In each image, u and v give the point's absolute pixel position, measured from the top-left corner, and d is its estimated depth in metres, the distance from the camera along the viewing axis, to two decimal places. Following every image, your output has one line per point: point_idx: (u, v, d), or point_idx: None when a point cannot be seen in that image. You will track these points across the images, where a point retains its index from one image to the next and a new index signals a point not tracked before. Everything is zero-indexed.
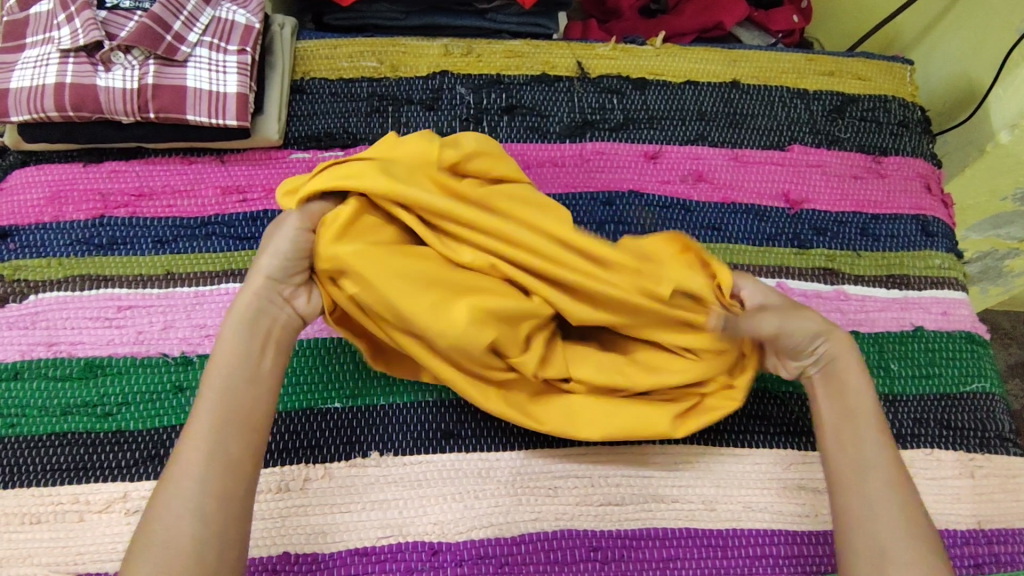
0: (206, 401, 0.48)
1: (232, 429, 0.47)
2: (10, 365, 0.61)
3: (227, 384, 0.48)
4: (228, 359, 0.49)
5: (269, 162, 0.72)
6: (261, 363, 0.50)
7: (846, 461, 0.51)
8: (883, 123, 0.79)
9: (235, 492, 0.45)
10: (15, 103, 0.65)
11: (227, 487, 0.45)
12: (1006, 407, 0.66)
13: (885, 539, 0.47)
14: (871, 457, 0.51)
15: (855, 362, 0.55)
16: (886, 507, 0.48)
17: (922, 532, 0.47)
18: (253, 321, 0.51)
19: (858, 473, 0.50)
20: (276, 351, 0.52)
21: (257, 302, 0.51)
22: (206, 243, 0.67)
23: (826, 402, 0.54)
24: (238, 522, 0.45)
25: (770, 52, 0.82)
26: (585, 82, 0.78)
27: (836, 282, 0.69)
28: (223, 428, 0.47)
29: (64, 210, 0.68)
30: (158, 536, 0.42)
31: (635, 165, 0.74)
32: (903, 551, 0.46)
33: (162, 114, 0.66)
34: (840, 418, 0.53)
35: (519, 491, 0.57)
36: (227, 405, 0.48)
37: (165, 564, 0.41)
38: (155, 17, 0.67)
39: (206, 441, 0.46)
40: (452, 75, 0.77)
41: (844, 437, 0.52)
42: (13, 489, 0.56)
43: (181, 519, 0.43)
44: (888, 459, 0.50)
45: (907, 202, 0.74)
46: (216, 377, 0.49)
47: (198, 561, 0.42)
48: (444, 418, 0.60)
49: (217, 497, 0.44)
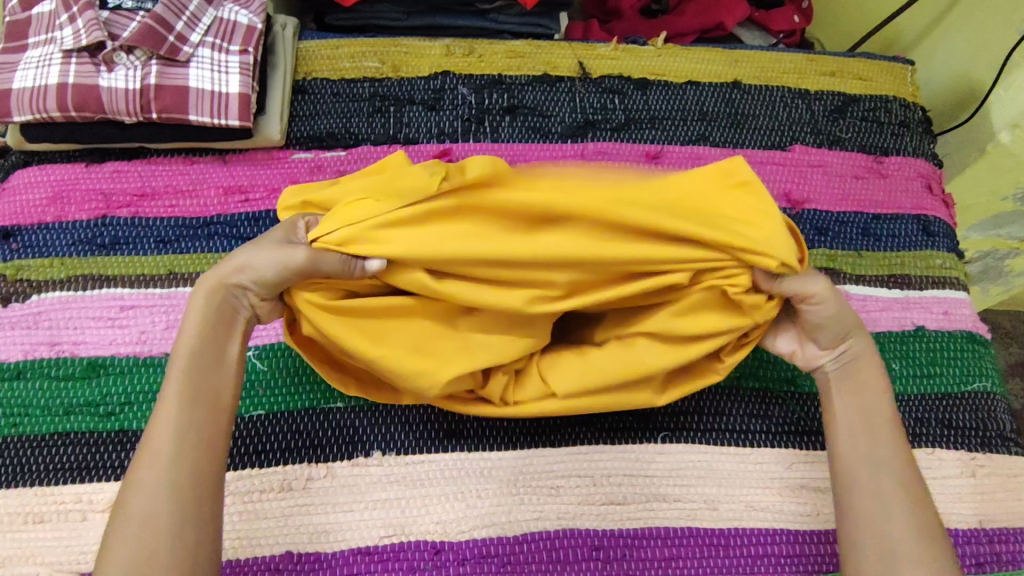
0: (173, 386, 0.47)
1: (202, 412, 0.46)
2: (13, 365, 0.61)
3: (194, 366, 0.47)
4: (194, 343, 0.48)
5: (271, 162, 0.72)
6: (228, 347, 0.49)
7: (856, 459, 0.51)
8: (885, 123, 0.79)
9: (208, 478, 0.45)
10: (18, 104, 0.65)
11: (201, 472, 0.45)
12: (1007, 407, 0.66)
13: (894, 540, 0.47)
14: (883, 455, 0.50)
15: (872, 360, 0.54)
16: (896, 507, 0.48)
17: (929, 530, 0.48)
18: (218, 312, 0.49)
19: (869, 472, 0.50)
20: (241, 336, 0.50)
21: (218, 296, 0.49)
22: (209, 243, 0.67)
23: (840, 398, 0.54)
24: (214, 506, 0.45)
25: (771, 53, 0.82)
26: (587, 82, 0.78)
27: (838, 282, 0.70)
28: (193, 408, 0.46)
29: (67, 210, 0.68)
30: (135, 519, 0.42)
31: (636, 165, 0.74)
32: (911, 551, 0.46)
33: (165, 114, 0.66)
34: (853, 415, 0.53)
35: (521, 490, 0.57)
36: (193, 385, 0.47)
37: (147, 546, 0.41)
38: (157, 18, 0.67)
39: (174, 424, 0.45)
40: (454, 75, 0.77)
41: (857, 435, 0.52)
42: (16, 489, 0.56)
43: (157, 500, 0.43)
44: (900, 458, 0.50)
45: (908, 202, 0.74)
46: (181, 361, 0.47)
47: (178, 542, 0.42)
48: (446, 417, 0.60)
49: (193, 483, 0.44)
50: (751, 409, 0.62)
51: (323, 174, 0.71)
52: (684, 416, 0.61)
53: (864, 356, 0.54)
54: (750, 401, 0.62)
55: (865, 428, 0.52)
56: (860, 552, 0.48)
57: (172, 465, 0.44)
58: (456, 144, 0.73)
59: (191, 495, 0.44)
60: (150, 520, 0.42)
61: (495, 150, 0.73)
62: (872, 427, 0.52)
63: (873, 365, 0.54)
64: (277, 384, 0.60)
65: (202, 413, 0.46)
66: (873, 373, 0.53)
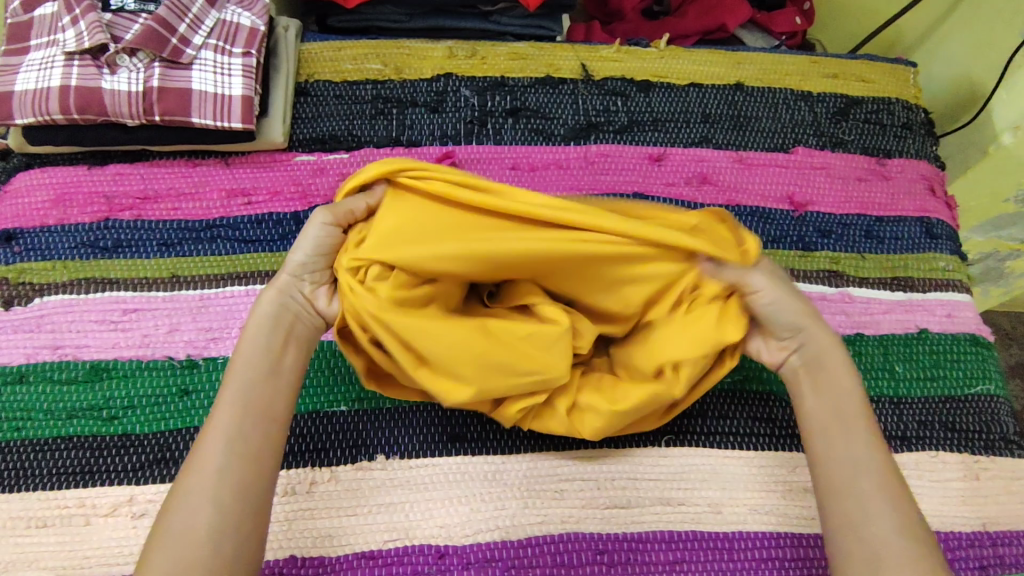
0: (226, 394, 0.47)
1: (249, 422, 0.47)
2: (16, 368, 0.61)
3: (248, 379, 0.48)
4: (249, 353, 0.49)
5: (274, 164, 0.71)
6: (281, 359, 0.50)
7: (830, 460, 0.50)
8: (887, 125, 0.79)
9: (248, 485, 0.45)
10: (20, 106, 0.65)
11: (244, 482, 0.45)
12: (1010, 410, 0.66)
13: (877, 538, 0.46)
14: (861, 457, 0.49)
15: (841, 360, 0.53)
16: (875, 504, 0.47)
17: (914, 528, 0.46)
18: (275, 321, 0.51)
19: (845, 471, 0.49)
20: (297, 348, 0.51)
21: (277, 304, 0.51)
22: (211, 245, 0.67)
23: (812, 398, 0.53)
24: (256, 513, 0.44)
25: (774, 55, 0.82)
26: (589, 84, 0.78)
27: (841, 284, 0.70)
28: (244, 419, 0.47)
29: (69, 212, 0.68)
30: (176, 524, 0.42)
31: (639, 167, 0.74)
32: (897, 549, 0.45)
33: (167, 117, 0.66)
34: (830, 418, 0.51)
35: (525, 494, 0.57)
36: (247, 397, 0.47)
37: (181, 551, 0.41)
38: (160, 20, 0.66)
39: (225, 434, 0.46)
40: (457, 77, 0.77)
41: (826, 434, 0.51)
42: (19, 494, 0.56)
43: (198, 508, 0.43)
44: (874, 453, 0.49)
45: (911, 205, 0.74)
46: (232, 373, 0.48)
47: (213, 551, 0.41)
48: (449, 421, 0.60)
49: (233, 494, 0.44)
50: (754, 412, 0.62)
51: (325, 176, 0.71)
52: (688, 420, 0.61)
53: (829, 353, 0.53)
54: (753, 404, 0.62)
55: (834, 424, 0.51)
56: (842, 554, 0.47)
57: (220, 474, 0.44)
58: (460, 146, 0.73)
59: (233, 503, 0.43)
60: (191, 527, 0.42)
61: (498, 152, 0.73)
62: (846, 426, 0.51)
63: (838, 360, 0.53)
64: None
65: (252, 424, 0.47)
66: (839, 369, 0.53)
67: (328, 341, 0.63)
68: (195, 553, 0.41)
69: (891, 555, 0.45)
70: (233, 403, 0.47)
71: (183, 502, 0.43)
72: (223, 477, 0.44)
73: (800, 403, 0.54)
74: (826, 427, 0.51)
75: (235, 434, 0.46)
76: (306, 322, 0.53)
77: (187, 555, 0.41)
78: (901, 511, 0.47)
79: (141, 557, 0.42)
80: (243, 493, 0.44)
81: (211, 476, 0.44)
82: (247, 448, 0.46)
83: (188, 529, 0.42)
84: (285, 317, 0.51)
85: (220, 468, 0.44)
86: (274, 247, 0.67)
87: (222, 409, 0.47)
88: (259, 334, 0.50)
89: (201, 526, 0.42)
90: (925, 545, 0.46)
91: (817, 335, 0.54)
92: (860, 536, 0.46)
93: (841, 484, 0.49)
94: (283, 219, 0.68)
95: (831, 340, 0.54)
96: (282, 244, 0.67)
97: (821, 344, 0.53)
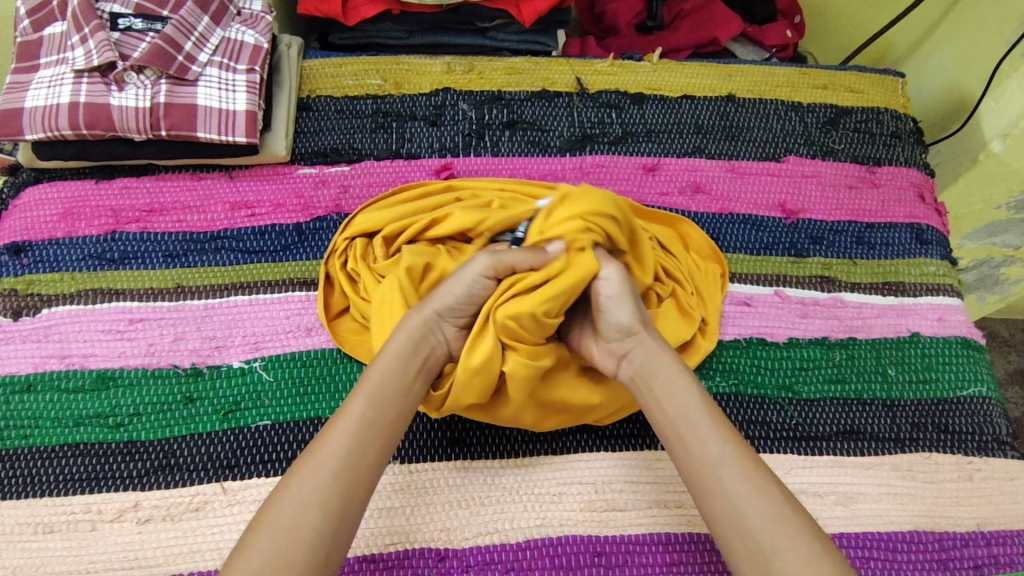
0: (352, 405, 0.50)
1: (375, 427, 0.50)
2: (23, 377, 0.62)
3: (379, 390, 0.51)
4: (390, 360, 0.53)
5: (277, 177, 0.73)
6: (414, 378, 0.53)
7: (694, 461, 0.50)
8: (877, 133, 0.80)
9: (353, 499, 0.47)
10: (30, 122, 0.67)
11: (353, 486, 0.47)
12: (1003, 411, 0.67)
13: (760, 535, 0.45)
14: (715, 454, 0.49)
15: (671, 367, 0.54)
16: (748, 499, 0.47)
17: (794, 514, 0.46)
18: (417, 345, 0.54)
19: (710, 472, 0.48)
20: (426, 376, 0.54)
21: (422, 329, 0.55)
22: (216, 256, 0.68)
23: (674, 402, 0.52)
24: (343, 519, 0.46)
25: (764, 67, 0.84)
26: (584, 97, 0.80)
27: (833, 290, 0.71)
28: (369, 430, 0.50)
29: (77, 225, 0.70)
30: (286, 509, 0.45)
31: (634, 177, 0.76)
32: (768, 527, 0.45)
33: (173, 131, 0.68)
34: (677, 421, 0.51)
35: (525, 498, 0.58)
36: (374, 409, 0.50)
37: (287, 537, 0.44)
38: (167, 38, 0.69)
39: (345, 441, 0.49)
40: (454, 92, 0.79)
41: (684, 434, 0.51)
42: (26, 499, 0.57)
43: (311, 504, 0.45)
44: (729, 441, 0.50)
45: (901, 211, 0.76)
46: (368, 377, 0.52)
47: (314, 547, 0.44)
48: (450, 426, 0.62)
49: (340, 498, 0.46)
50: (749, 415, 0.63)
51: (327, 189, 0.73)
52: None
53: (656, 361, 0.54)
54: (747, 408, 0.64)
55: (687, 426, 0.51)
56: (738, 562, 0.45)
57: (332, 479, 0.47)
58: (458, 158, 0.75)
59: (334, 510, 0.46)
60: (293, 522, 0.44)
61: (496, 164, 0.75)
62: (691, 427, 0.51)
63: (666, 363, 0.54)
64: (286, 395, 0.61)
65: (367, 432, 0.49)
66: (666, 359, 0.55)
67: (330, 349, 0.64)
68: (297, 553, 0.43)
69: (783, 541, 0.44)
70: (359, 410, 0.50)
71: (295, 496, 0.46)
72: (337, 485, 0.47)
73: (672, 404, 0.52)
74: (676, 430, 0.51)
75: (357, 441, 0.49)
76: (438, 355, 0.56)
77: (289, 558, 0.43)
78: (780, 501, 0.46)
79: (237, 547, 0.44)
80: (347, 504, 0.46)
81: (327, 480, 0.46)
82: (365, 458, 0.48)
83: (294, 519, 0.44)
84: (424, 347, 0.54)
85: (336, 478, 0.47)
86: (277, 258, 0.69)
87: (352, 410, 0.50)
88: (401, 349, 0.53)
89: (310, 524, 0.44)
90: (813, 530, 0.45)
91: (643, 345, 0.55)
92: (744, 537, 0.46)
93: (717, 494, 0.48)
94: (287, 230, 0.70)
95: (656, 346, 0.55)
96: (285, 255, 0.69)
97: (652, 352, 0.55)
